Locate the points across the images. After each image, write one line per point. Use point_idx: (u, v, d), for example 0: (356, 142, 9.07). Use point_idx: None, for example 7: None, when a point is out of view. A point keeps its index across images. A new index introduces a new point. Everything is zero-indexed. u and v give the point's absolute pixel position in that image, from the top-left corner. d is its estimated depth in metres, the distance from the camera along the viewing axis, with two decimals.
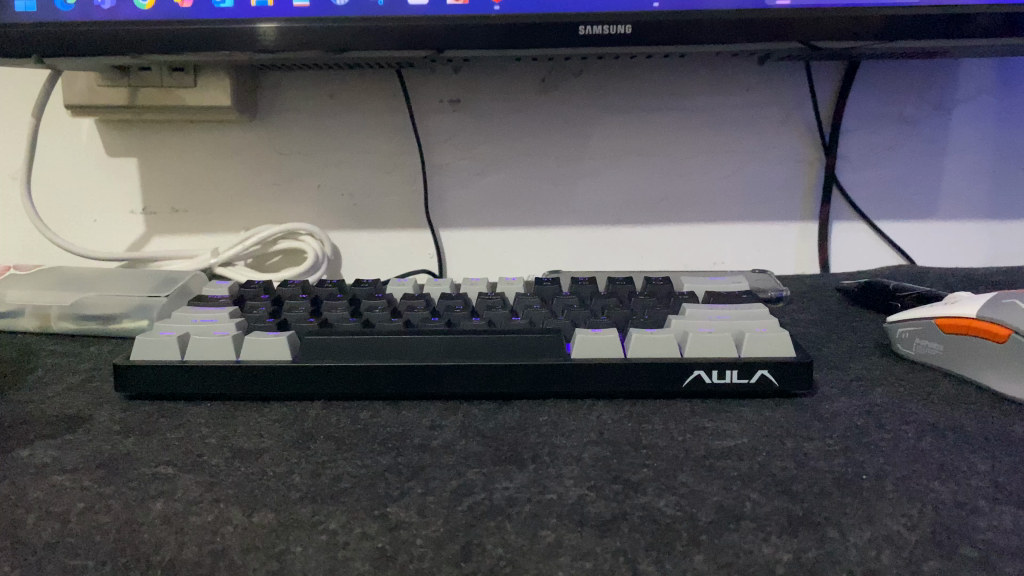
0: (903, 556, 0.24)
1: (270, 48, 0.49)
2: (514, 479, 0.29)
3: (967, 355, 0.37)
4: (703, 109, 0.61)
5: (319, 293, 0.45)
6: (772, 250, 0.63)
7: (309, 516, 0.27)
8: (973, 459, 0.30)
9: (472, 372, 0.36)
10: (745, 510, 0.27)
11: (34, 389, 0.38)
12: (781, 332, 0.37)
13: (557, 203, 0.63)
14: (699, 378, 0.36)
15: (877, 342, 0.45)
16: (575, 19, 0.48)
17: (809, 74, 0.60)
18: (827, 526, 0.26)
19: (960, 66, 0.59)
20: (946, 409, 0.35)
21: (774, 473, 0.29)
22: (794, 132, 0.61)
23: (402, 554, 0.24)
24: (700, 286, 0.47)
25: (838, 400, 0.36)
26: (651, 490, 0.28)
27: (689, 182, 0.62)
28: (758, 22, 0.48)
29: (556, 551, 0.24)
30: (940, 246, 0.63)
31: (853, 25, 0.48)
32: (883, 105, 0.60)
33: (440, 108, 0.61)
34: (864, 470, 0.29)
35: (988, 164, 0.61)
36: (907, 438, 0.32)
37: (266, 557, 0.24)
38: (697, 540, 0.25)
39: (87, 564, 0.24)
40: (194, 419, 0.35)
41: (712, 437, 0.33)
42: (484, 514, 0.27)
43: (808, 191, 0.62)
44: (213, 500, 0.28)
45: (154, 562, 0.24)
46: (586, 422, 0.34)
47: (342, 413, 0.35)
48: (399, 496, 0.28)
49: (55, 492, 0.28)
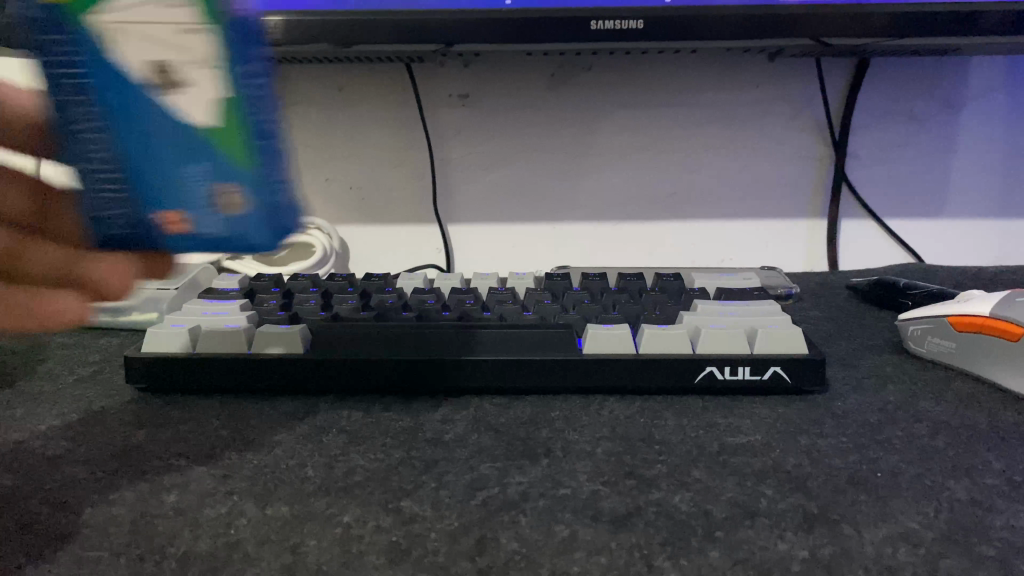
0: (919, 554, 0.24)
1: (279, 41, 0.49)
2: (528, 474, 0.29)
3: (980, 353, 0.37)
4: (714, 105, 0.60)
5: (330, 286, 0.45)
6: (781, 248, 0.63)
7: (323, 509, 0.26)
8: (988, 458, 0.30)
9: (485, 367, 0.36)
10: (759, 506, 0.27)
11: (45, 380, 0.39)
12: (793, 329, 0.36)
13: (566, 197, 0.63)
14: (711, 375, 0.36)
15: (888, 339, 0.45)
16: (586, 14, 0.48)
17: (820, 70, 0.59)
18: (842, 523, 0.26)
19: (971, 63, 0.59)
20: (959, 407, 0.35)
21: (788, 470, 0.29)
22: (804, 129, 0.61)
23: (417, 548, 0.24)
24: (711, 282, 0.47)
25: (850, 397, 0.36)
26: (665, 486, 0.28)
27: (699, 178, 0.62)
28: (768, 18, 0.48)
29: (571, 546, 0.24)
30: (950, 245, 0.63)
31: (864, 23, 0.48)
32: (895, 102, 0.60)
33: (450, 102, 0.61)
34: (878, 468, 0.29)
35: (998, 162, 0.60)
36: (921, 436, 0.32)
37: (280, 550, 0.24)
38: (712, 536, 0.25)
39: (101, 555, 0.24)
40: (206, 411, 0.35)
41: (725, 433, 0.32)
42: (498, 508, 0.27)
43: (818, 187, 0.62)
44: (227, 492, 0.28)
45: (169, 553, 0.24)
46: (599, 417, 0.34)
47: (353, 407, 0.35)
48: (413, 490, 0.28)
49: (69, 483, 0.28)
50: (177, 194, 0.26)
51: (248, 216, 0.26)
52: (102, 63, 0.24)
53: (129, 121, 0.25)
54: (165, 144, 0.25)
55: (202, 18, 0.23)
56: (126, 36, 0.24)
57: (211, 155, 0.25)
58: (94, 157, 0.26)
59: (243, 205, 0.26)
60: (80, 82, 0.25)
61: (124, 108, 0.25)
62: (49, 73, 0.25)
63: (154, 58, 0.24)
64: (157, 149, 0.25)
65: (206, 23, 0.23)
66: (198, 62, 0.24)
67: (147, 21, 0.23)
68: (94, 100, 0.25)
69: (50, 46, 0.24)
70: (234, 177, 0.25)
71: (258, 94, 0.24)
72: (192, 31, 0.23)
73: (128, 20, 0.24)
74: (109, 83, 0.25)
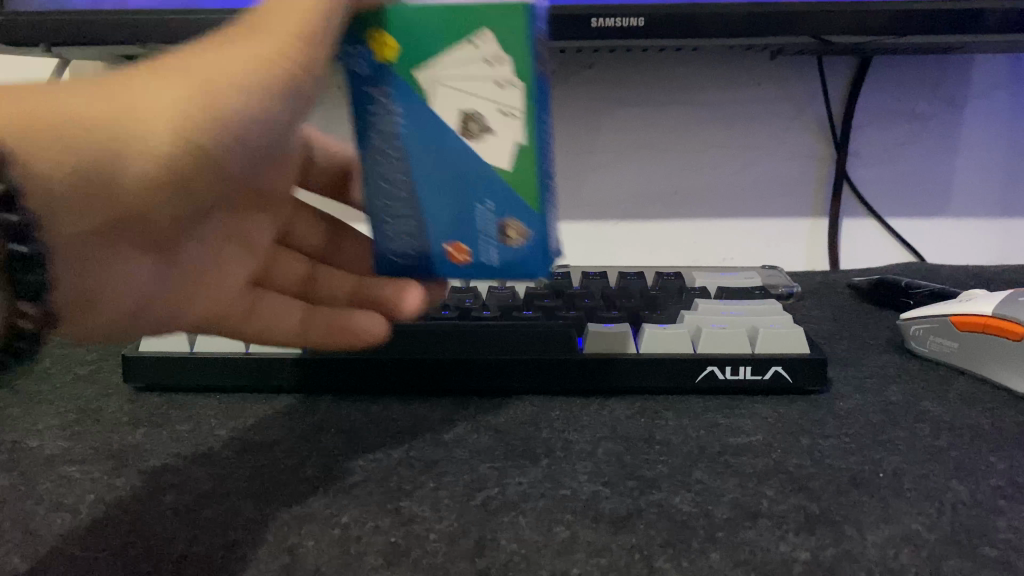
0: (922, 555, 0.24)
1: None
2: (528, 474, 0.29)
3: (983, 353, 0.37)
4: (714, 103, 0.60)
5: None
6: (783, 247, 0.63)
7: (322, 510, 0.26)
8: (991, 459, 0.30)
9: (485, 367, 0.36)
10: (761, 507, 0.26)
11: (42, 379, 0.38)
12: (795, 329, 0.36)
13: (566, 196, 0.63)
14: (711, 375, 0.36)
15: (890, 339, 0.44)
16: (586, 11, 0.48)
17: (822, 69, 0.59)
18: (844, 524, 0.25)
19: (973, 62, 0.58)
20: (962, 407, 0.35)
21: (789, 470, 0.29)
22: (805, 128, 0.60)
23: (416, 549, 0.24)
24: (712, 281, 0.46)
25: (852, 397, 0.36)
26: (666, 487, 0.28)
27: (700, 176, 0.62)
28: (770, 15, 0.48)
29: (572, 547, 0.24)
30: (952, 244, 0.62)
31: (866, 21, 0.47)
32: (896, 101, 0.59)
33: None
34: (880, 468, 0.29)
35: (1000, 161, 0.60)
36: (923, 437, 0.32)
37: (279, 551, 0.24)
38: (713, 537, 0.25)
39: (98, 556, 0.24)
40: (204, 411, 0.34)
41: (726, 433, 0.32)
42: (498, 509, 0.26)
43: (819, 185, 0.62)
44: (225, 493, 0.27)
45: (166, 554, 0.24)
46: (599, 417, 0.34)
47: (353, 407, 0.35)
48: (413, 491, 0.28)
49: (65, 483, 0.28)
50: (464, 227, 0.30)
51: (528, 248, 0.29)
52: (418, 106, 0.28)
53: (426, 159, 0.29)
54: (450, 170, 0.29)
55: (518, 75, 0.26)
56: (444, 90, 0.27)
57: (505, 194, 0.28)
58: (393, 188, 0.30)
59: (524, 236, 0.29)
60: (395, 129, 0.29)
61: (433, 148, 0.29)
62: (373, 121, 0.29)
63: (466, 107, 0.27)
64: (452, 182, 0.29)
65: (520, 80, 0.27)
66: (508, 112, 0.27)
67: (463, 77, 0.27)
68: (405, 142, 0.29)
69: (372, 96, 0.28)
70: (522, 213, 0.29)
71: (546, 141, 0.28)
72: (510, 85, 0.27)
73: (446, 74, 0.27)
74: (428, 129, 0.28)
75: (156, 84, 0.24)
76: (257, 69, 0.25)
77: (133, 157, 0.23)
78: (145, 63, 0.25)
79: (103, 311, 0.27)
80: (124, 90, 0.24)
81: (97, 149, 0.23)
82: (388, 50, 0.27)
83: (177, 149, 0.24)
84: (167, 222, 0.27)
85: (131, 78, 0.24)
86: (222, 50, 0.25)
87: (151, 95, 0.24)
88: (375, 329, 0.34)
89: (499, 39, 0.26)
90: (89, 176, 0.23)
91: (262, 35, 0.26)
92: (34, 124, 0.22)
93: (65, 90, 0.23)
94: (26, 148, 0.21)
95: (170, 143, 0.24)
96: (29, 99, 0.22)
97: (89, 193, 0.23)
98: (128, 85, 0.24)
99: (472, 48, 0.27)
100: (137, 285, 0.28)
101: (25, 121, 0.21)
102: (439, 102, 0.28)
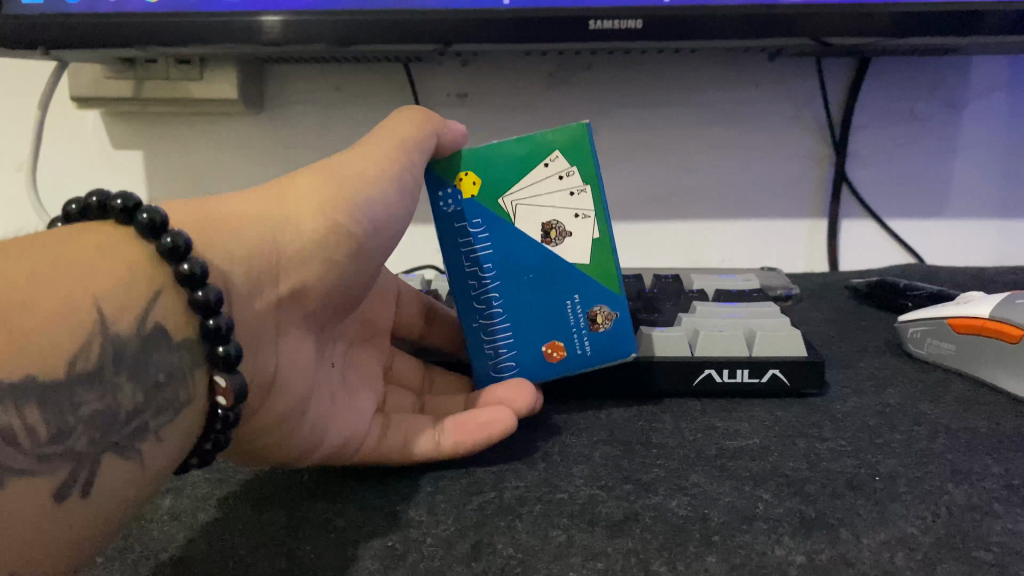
0: (917, 558, 0.24)
1: (276, 40, 0.49)
2: (525, 478, 0.29)
3: (981, 355, 0.37)
4: (713, 104, 0.60)
5: None
6: (783, 249, 0.63)
7: (320, 514, 0.26)
8: (988, 462, 0.30)
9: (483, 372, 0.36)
10: (757, 511, 0.27)
11: None
12: (793, 332, 0.36)
13: None
14: (709, 377, 0.36)
15: (887, 341, 0.45)
16: (585, 13, 0.48)
17: (821, 71, 0.59)
18: (840, 527, 0.25)
19: (972, 63, 0.58)
20: (959, 410, 0.35)
21: (786, 474, 0.29)
22: (805, 129, 0.60)
23: (412, 553, 0.24)
24: (710, 284, 0.46)
25: (849, 400, 0.36)
26: (662, 490, 0.28)
27: (699, 177, 0.62)
28: (767, 17, 0.48)
29: (568, 551, 0.24)
30: (952, 245, 0.62)
31: (865, 22, 0.47)
32: (895, 102, 0.59)
33: (448, 101, 0.61)
34: (877, 471, 0.29)
35: (999, 162, 0.60)
36: (920, 439, 0.32)
37: (276, 555, 0.24)
38: (709, 541, 0.25)
39: (96, 560, 0.24)
40: None
41: (723, 436, 0.32)
42: (495, 513, 0.26)
43: (818, 188, 0.61)
44: (222, 497, 0.28)
45: (163, 558, 0.24)
46: (597, 421, 0.34)
47: None
48: (410, 496, 0.28)
49: None
50: (558, 325, 0.35)
51: (617, 328, 0.35)
52: (500, 228, 0.34)
53: (515, 275, 0.35)
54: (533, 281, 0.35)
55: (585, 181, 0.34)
56: (523, 209, 0.34)
57: (587, 286, 0.35)
58: (490, 305, 0.35)
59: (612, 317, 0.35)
60: (484, 251, 0.35)
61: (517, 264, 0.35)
62: (462, 251, 0.35)
63: (545, 219, 0.34)
64: (537, 290, 0.35)
65: (587, 186, 0.34)
66: (582, 216, 0.34)
67: (539, 194, 0.34)
68: (491, 264, 0.35)
69: (461, 229, 0.34)
70: (607, 299, 0.35)
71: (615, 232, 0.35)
72: (580, 192, 0.34)
73: (528, 196, 0.34)
74: (515, 248, 0.35)
75: (304, 188, 0.30)
76: (373, 168, 0.31)
77: (293, 241, 0.28)
78: (285, 176, 0.31)
79: (275, 406, 0.29)
80: (279, 198, 0.29)
81: (265, 238, 0.28)
82: (472, 184, 0.34)
83: (327, 231, 0.29)
84: (317, 301, 0.30)
85: (284, 187, 0.30)
86: (344, 159, 0.31)
87: (300, 196, 0.29)
88: (504, 413, 0.31)
89: (569, 159, 0.34)
90: (260, 259, 0.27)
91: (372, 148, 0.32)
92: (218, 229, 0.27)
93: (238, 203, 0.28)
94: (210, 243, 0.26)
95: (318, 226, 0.29)
96: (213, 212, 0.27)
97: (257, 269, 0.27)
98: (282, 192, 0.29)
99: (541, 169, 0.34)
100: (296, 364, 0.29)
101: (214, 226, 0.27)
102: (522, 218, 0.34)
